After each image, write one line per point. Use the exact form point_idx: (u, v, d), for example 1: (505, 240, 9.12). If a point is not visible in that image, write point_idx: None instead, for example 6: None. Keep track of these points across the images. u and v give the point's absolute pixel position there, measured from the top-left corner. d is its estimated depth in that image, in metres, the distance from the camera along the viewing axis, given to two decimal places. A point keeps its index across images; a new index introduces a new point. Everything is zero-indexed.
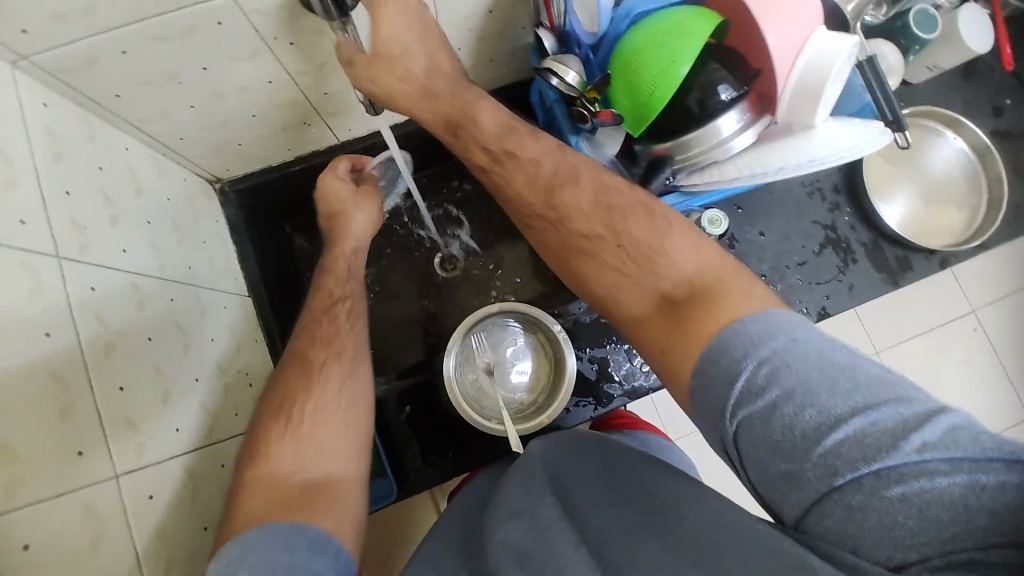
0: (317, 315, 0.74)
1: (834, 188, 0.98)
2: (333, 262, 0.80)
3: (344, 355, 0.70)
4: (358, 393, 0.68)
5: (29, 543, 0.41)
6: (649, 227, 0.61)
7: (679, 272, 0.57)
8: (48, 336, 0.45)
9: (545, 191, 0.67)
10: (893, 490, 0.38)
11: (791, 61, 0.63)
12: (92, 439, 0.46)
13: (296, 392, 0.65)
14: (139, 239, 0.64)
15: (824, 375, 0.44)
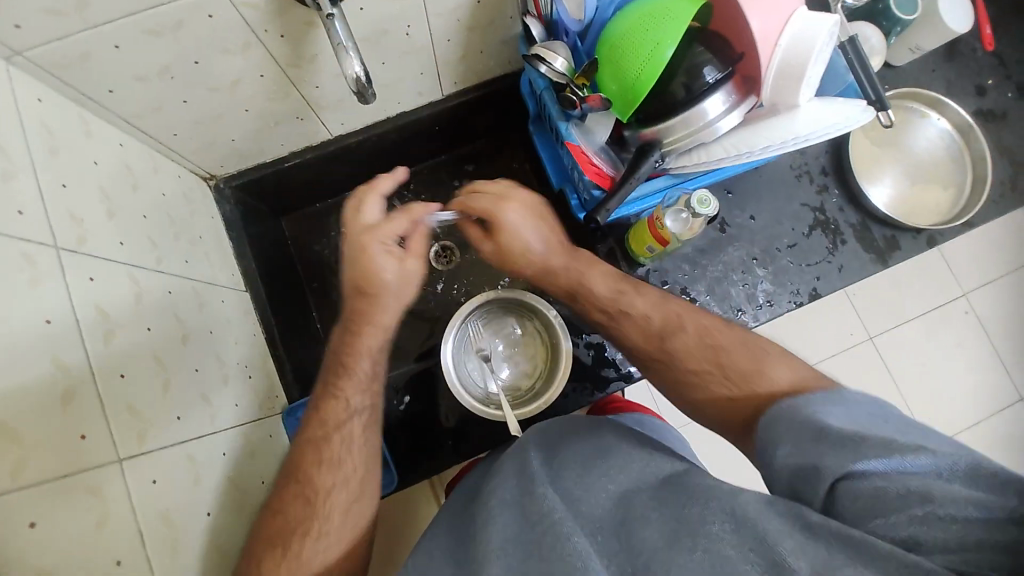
0: (327, 429, 0.64)
1: (822, 170, 0.99)
2: (351, 362, 0.67)
3: (352, 479, 0.64)
4: (360, 515, 0.63)
5: (35, 521, 0.41)
6: (749, 362, 0.58)
7: (779, 390, 0.54)
8: (48, 322, 0.46)
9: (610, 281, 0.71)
10: (901, 485, 0.40)
11: (774, 41, 0.65)
12: (94, 423, 0.47)
13: (295, 521, 0.60)
14: (136, 233, 0.64)
15: (867, 410, 0.45)
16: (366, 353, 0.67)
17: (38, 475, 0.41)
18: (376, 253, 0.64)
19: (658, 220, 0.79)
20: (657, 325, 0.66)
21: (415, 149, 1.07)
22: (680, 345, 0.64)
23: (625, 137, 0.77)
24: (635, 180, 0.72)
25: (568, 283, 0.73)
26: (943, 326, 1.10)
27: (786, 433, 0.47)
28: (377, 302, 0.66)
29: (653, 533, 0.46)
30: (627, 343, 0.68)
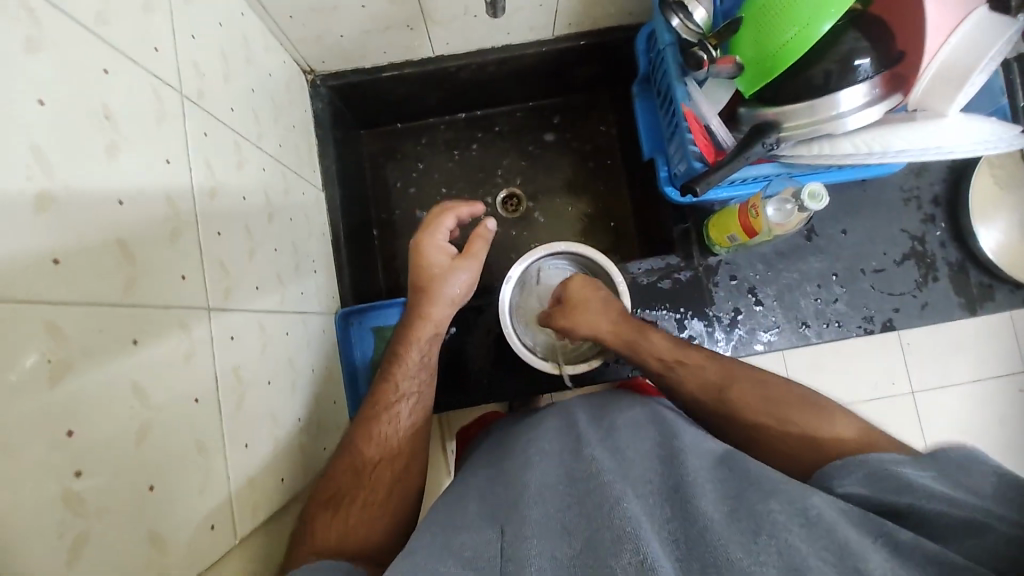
0: (376, 404, 0.70)
1: (933, 200, 0.92)
2: (406, 346, 0.74)
3: (398, 461, 0.68)
4: (406, 498, 0.66)
5: (136, 339, 0.40)
6: (816, 419, 0.57)
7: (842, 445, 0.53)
8: (167, 162, 0.47)
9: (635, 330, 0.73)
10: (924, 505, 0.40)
11: (946, 35, 0.59)
12: (192, 267, 0.48)
13: (348, 488, 0.62)
14: (243, 102, 0.65)
15: (954, 477, 0.42)
16: (423, 344, 0.74)
17: (144, 298, 0.42)
18: (430, 247, 0.77)
19: (755, 208, 0.75)
20: (714, 377, 0.66)
21: (511, 89, 1.04)
22: (806, 421, 0.57)
23: (737, 114, 0.72)
24: (743, 160, 0.67)
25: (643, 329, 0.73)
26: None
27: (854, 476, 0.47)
28: (430, 298, 0.76)
29: (709, 504, 0.42)
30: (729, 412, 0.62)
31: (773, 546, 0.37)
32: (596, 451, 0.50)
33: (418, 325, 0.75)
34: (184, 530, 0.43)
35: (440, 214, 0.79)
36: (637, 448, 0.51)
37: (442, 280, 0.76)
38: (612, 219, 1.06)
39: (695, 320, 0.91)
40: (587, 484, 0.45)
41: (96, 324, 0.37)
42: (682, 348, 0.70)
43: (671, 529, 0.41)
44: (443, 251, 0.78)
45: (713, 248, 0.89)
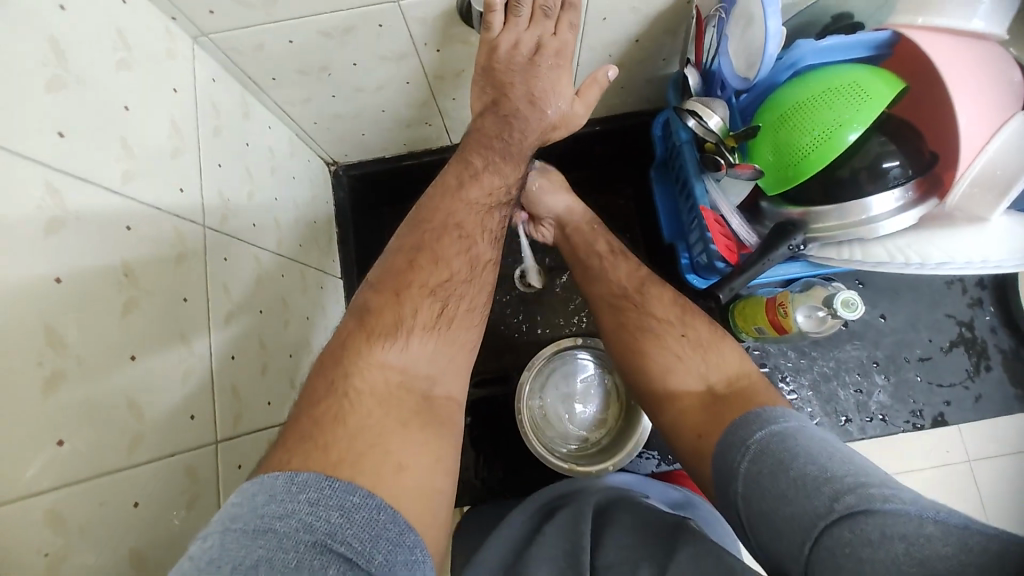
0: (462, 175, 0.61)
1: (979, 282, 0.86)
2: (479, 156, 0.62)
3: (459, 281, 0.57)
4: (451, 339, 0.55)
5: (138, 501, 0.41)
6: (711, 329, 0.67)
7: (724, 370, 0.62)
8: (186, 301, 0.48)
9: (637, 281, 0.73)
10: (856, 506, 0.41)
11: (981, 144, 0.55)
12: (202, 405, 0.49)
13: (385, 315, 0.52)
14: (266, 213, 0.67)
15: (855, 468, 0.45)
16: (441, 340, 0.54)
17: (147, 454, 0.42)
18: (542, 66, 0.63)
19: (783, 306, 0.71)
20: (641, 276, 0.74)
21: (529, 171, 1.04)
22: (724, 356, 0.64)
23: (759, 207, 0.70)
24: (769, 261, 0.65)
25: (634, 282, 0.73)
26: None
27: (749, 457, 0.50)
28: (478, 241, 0.60)
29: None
30: (660, 366, 0.65)
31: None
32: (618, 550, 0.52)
33: (454, 285, 0.57)
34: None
35: (514, 111, 0.63)
36: (642, 535, 0.53)
37: (488, 256, 0.60)
38: None
39: None
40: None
41: (96, 498, 0.38)
42: (645, 303, 0.71)
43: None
44: (492, 233, 0.61)
45: (740, 335, 0.84)
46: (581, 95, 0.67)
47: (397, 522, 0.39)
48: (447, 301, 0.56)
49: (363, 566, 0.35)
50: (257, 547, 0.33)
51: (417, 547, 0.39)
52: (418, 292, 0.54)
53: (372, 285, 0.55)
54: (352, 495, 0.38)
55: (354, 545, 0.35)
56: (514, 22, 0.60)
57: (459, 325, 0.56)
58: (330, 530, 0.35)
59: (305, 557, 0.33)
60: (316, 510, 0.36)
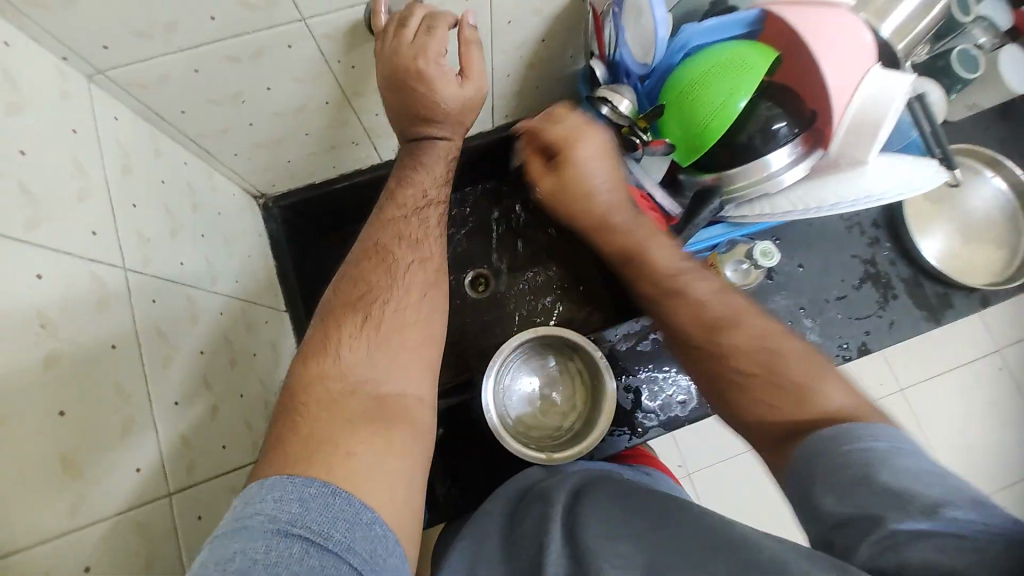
0: (402, 180, 0.63)
1: (873, 223, 0.97)
2: (417, 164, 0.64)
3: (402, 281, 0.57)
4: (401, 341, 0.53)
5: (90, 564, 0.38)
6: (804, 362, 0.52)
7: (829, 410, 0.48)
8: (114, 347, 0.45)
9: (699, 319, 0.61)
10: (922, 526, 0.35)
11: (849, 98, 0.64)
12: (148, 455, 0.45)
13: (341, 326, 0.52)
14: (193, 252, 0.64)
15: (952, 493, 0.37)
16: (376, 344, 0.52)
17: (92, 513, 0.39)
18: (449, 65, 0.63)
19: (714, 266, 0.78)
20: (712, 315, 0.60)
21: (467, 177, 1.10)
22: (824, 395, 0.49)
23: (678, 179, 0.76)
24: (694, 226, 0.70)
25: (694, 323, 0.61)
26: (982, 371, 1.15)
27: (821, 470, 0.42)
28: (422, 245, 0.61)
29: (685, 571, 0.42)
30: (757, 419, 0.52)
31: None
32: (594, 521, 0.51)
33: (377, 292, 0.55)
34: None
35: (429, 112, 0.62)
36: (615, 507, 0.53)
37: (417, 263, 0.59)
38: (580, 283, 1.09)
39: (680, 376, 0.89)
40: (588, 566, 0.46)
41: (38, 567, 0.35)
42: (720, 346, 0.57)
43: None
44: (432, 235, 0.62)
45: None
46: (468, 77, 0.61)
47: (352, 503, 0.40)
48: (384, 303, 0.55)
49: (324, 544, 0.37)
50: (231, 543, 0.36)
51: (375, 523, 0.40)
52: (356, 304, 0.54)
53: (315, 319, 0.55)
54: (310, 486, 0.40)
55: (315, 527, 0.38)
56: (408, 32, 0.57)
57: (398, 326, 0.54)
58: (292, 518, 0.38)
59: (270, 543, 0.36)
60: (279, 503, 0.38)
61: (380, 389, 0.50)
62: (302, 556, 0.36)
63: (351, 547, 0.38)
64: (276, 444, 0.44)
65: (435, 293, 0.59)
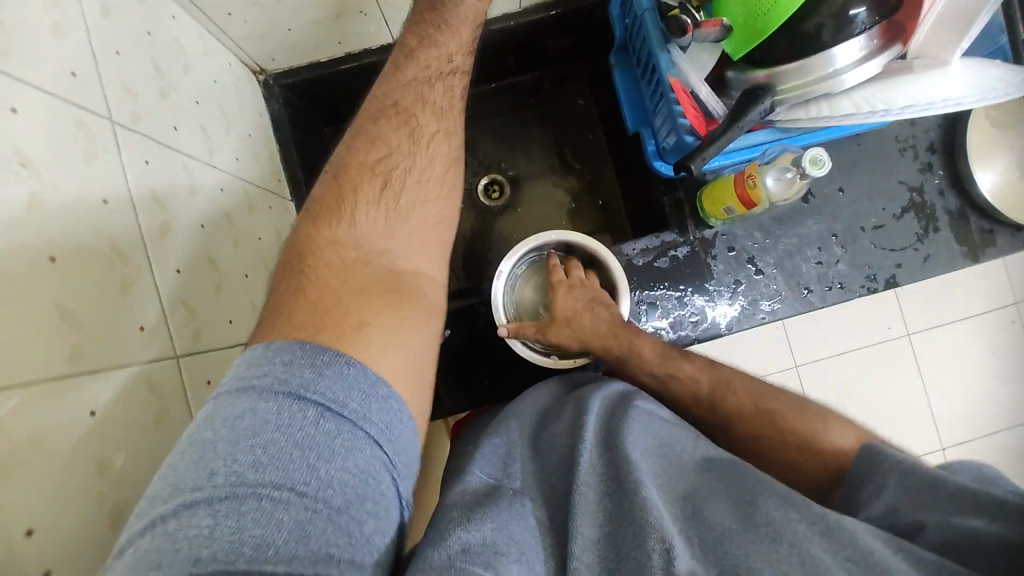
0: (422, 34, 0.56)
1: (930, 147, 0.89)
2: (443, 19, 0.56)
3: (420, 152, 0.52)
4: (422, 214, 0.51)
5: (95, 410, 0.38)
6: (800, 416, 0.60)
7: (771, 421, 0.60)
8: (105, 204, 0.42)
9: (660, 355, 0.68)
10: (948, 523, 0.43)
11: None
12: (151, 317, 0.45)
13: (351, 193, 0.49)
14: (188, 119, 0.59)
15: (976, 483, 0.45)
16: (393, 214, 0.49)
17: (94, 363, 0.38)
18: None
19: (751, 176, 0.70)
20: (706, 389, 0.65)
21: (486, 68, 1.00)
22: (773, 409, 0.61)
23: (725, 78, 0.67)
24: (738, 130, 0.62)
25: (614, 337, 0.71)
26: (1012, 324, 1.04)
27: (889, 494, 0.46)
28: (443, 112, 0.55)
29: (725, 512, 0.46)
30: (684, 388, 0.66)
31: (796, 557, 0.42)
32: (632, 443, 0.52)
33: (395, 159, 0.51)
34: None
35: None
36: (653, 434, 0.54)
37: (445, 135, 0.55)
38: (599, 196, 1.04)
39: (695, 296, 0.87)
40: (630, 489, 0.47)
41: (41, 406, 0.35)
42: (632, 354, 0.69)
43: (773, 559, 0.42)
44: (455, 102, 0.56)
45: (708, 220, 0.86)
46: None
47: (366, 374, 0.39)
48: (397, 175, 0.51)
49: (337, 410, 0.37)
50: (242, 402, 0.37)
51: (392, 397, 0.40)
52: (366, 175, 0.50)
53: (322, 177, 0.51)
54: (323, 353, 0.39)
55: (327, 393, 0.38)
56: None
57: (413, 202, 0.51)
58: (303, 383, 0.38)
59: (283, 405, 0.37)
60: (289, 368, 0.38)
61: (397, 263, 0.48)
62: (317, 420, 0.37)
63: (366, 417, 0.38)
64: (281, 310, 0.42)
65: (456, 168, 0.55)
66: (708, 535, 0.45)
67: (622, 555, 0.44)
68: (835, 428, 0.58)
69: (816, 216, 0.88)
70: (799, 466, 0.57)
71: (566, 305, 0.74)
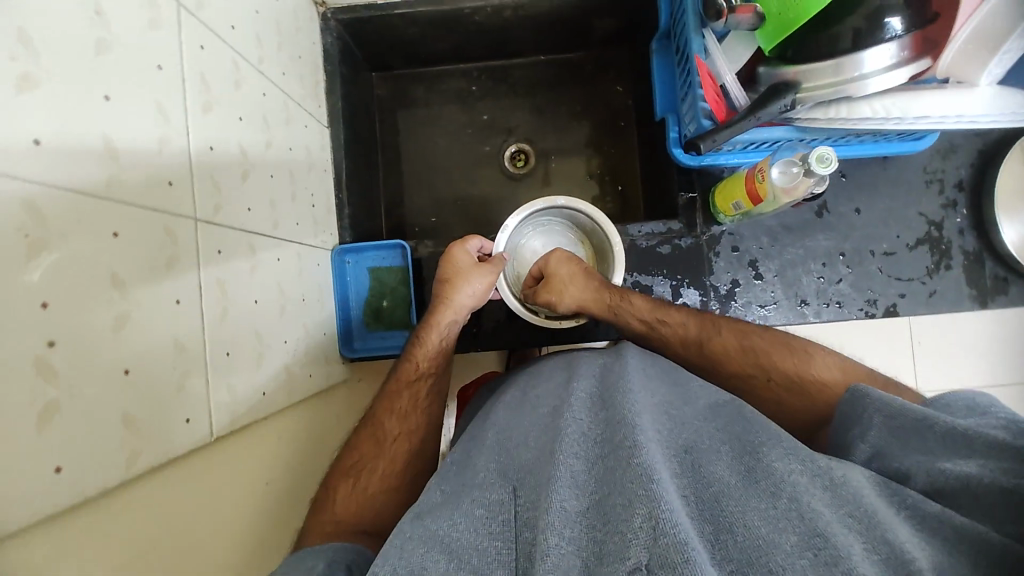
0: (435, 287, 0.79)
1: (957, 185, 0.88)
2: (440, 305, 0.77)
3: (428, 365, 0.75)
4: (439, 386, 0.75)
5: (117, 233, 0.41)
6: (788, 354, 0.63)
7: (767, 367, 0.63)
8: (158, 69, 0.47)
9: (653, 307, 0.73)
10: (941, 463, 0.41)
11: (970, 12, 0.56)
12: (179, 175, 0.49)
13: (376, 412, 0.70)
14: (245, 21, 0.64)
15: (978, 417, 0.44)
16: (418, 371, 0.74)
17: (123, 195, 0.42)
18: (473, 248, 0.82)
19: (761, 171, 0.72)
20: (694, 333, 0.69)
21: (531, 38, 1.03)
22: (769, 355, 0.64)
23: (756, 73, 0.68)
24: (755, 120, 0.64)
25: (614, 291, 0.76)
26: None
27: (873, 441, 0.46)
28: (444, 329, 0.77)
29: (725, 469, 0.42)
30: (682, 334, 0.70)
31: (794, 512, 0.37)
32: (634, 403, 0.48)
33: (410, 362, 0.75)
34: (179, 441, 0.46)
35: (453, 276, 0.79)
36: (653, 403, 0.51)
37: (466, 287, 0.78)
38: (618, 181, 1.06)
39: (690, 288, 0.89)
40: (624, 447, 0.43)
41: (77, 211, 0.37)
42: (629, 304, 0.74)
43: (772, 516, 0.37)
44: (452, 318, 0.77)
45: (717, 218, 0.87)
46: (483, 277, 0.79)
47: None
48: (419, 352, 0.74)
49: None
50: None
51: None
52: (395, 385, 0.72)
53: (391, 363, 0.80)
54: None
55: None
56: None
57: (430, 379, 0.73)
58: None
59: None
60: None
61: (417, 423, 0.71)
62: None
63: None
64: None
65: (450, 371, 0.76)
66: (707, 491, 0.41)
67: (608, 525, 0.38)
68: (825, 359, 0.61)
69: (826, 232, 0.88)
70: (801, 407, 0.58)
71: (557, 264, 0.80)
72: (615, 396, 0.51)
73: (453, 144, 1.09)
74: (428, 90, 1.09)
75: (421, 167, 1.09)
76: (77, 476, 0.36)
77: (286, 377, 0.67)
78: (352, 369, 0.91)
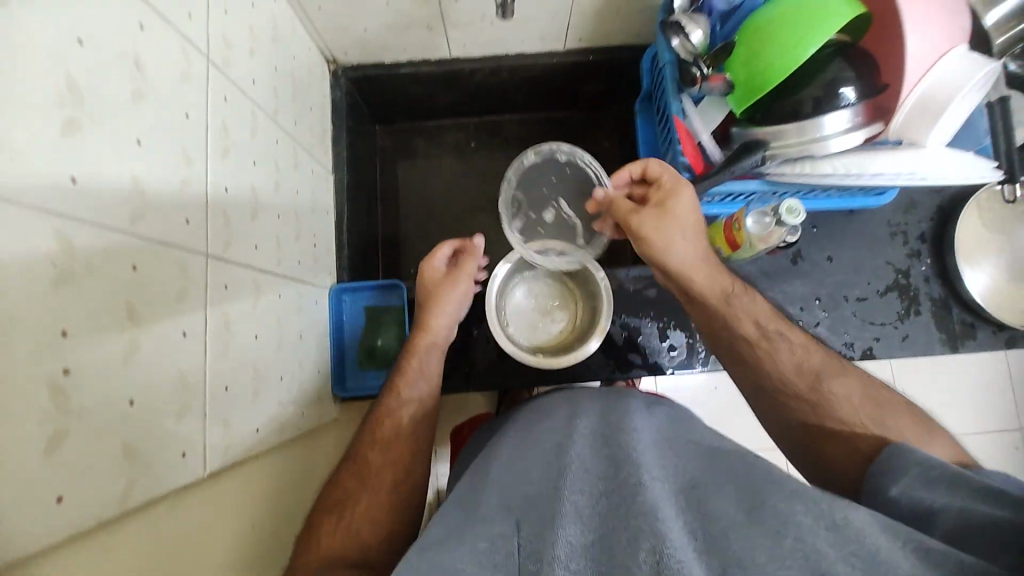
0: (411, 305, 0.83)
1: (920, 236, 0.95)
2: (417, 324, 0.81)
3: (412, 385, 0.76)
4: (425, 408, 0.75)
5: (136, 265, 0.43)
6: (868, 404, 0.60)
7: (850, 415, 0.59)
8: (186, 117, 0.51)
9: (767, 324, 0.66)
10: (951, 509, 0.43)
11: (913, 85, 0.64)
12: (195, 212, 0.51)
13: (366, 444, 0.69)
14: (264, 76, 0.69)
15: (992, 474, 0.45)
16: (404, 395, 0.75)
17: (144, 230, 0.44)
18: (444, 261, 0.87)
19: (737, 221, 0.78)
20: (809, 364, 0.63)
21: (525, 97, 1.11)
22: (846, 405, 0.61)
23: (730, 134, 0.75)
24: (731, 174, 0.70)
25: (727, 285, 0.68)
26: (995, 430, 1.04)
27: (906, 486, 0.47)
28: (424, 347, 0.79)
29: (729, 505, 0.43)
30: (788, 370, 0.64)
31: (799, 551, 0.38)
32: (639, 441, 0.50)
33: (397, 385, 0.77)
34: (173, 473, 0.45)
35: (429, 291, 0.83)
36: (660, 444, 0.52)
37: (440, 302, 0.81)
38: None
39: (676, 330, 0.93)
40: (629, 484, 0.44)
41: (102, 243, 0.40)
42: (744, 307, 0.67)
43: (777, 553, 0.38)
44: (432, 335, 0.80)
45: None
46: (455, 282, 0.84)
47: None
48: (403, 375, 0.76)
49: None
50: None
51: None
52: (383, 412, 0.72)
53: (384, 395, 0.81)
54: None
55: None
56: None
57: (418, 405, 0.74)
58: None
59: None
60: None
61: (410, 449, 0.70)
62: None
63: None
64: None
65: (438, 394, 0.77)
66: (710, 527, 0.41)
67: (614, 561, 0.39)
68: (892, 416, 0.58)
69: (802, 278, 0.93)
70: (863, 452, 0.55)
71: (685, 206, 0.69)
72: (619, 433, 0.52)
73: (449, 191, 1.15)
74: (428, 141, 1.16)
75: (419, 212, 1.14)
76: (77, 505, 0.36)
77: (279, 413, 0.67)
78: (343, 408, 0.91)
